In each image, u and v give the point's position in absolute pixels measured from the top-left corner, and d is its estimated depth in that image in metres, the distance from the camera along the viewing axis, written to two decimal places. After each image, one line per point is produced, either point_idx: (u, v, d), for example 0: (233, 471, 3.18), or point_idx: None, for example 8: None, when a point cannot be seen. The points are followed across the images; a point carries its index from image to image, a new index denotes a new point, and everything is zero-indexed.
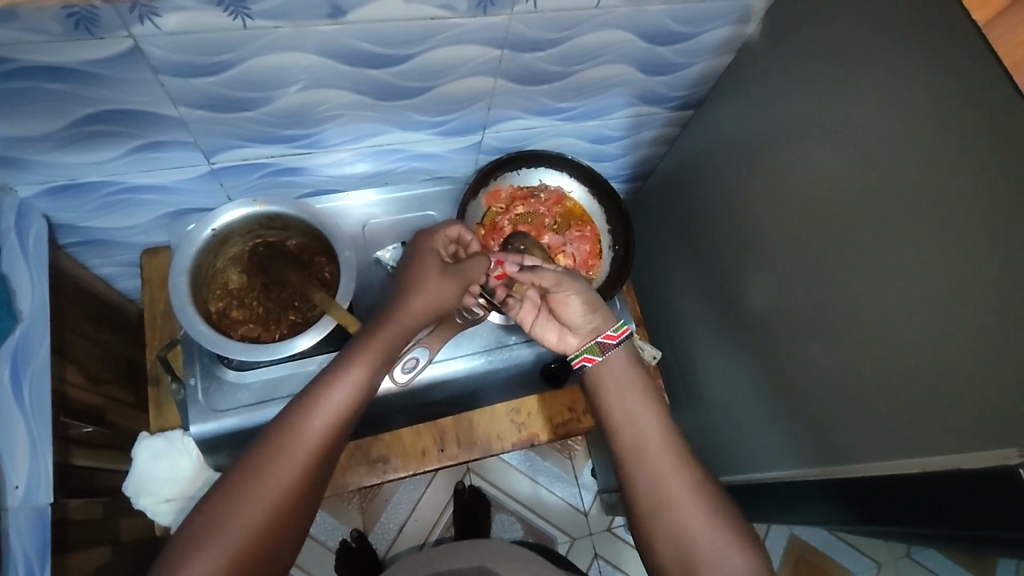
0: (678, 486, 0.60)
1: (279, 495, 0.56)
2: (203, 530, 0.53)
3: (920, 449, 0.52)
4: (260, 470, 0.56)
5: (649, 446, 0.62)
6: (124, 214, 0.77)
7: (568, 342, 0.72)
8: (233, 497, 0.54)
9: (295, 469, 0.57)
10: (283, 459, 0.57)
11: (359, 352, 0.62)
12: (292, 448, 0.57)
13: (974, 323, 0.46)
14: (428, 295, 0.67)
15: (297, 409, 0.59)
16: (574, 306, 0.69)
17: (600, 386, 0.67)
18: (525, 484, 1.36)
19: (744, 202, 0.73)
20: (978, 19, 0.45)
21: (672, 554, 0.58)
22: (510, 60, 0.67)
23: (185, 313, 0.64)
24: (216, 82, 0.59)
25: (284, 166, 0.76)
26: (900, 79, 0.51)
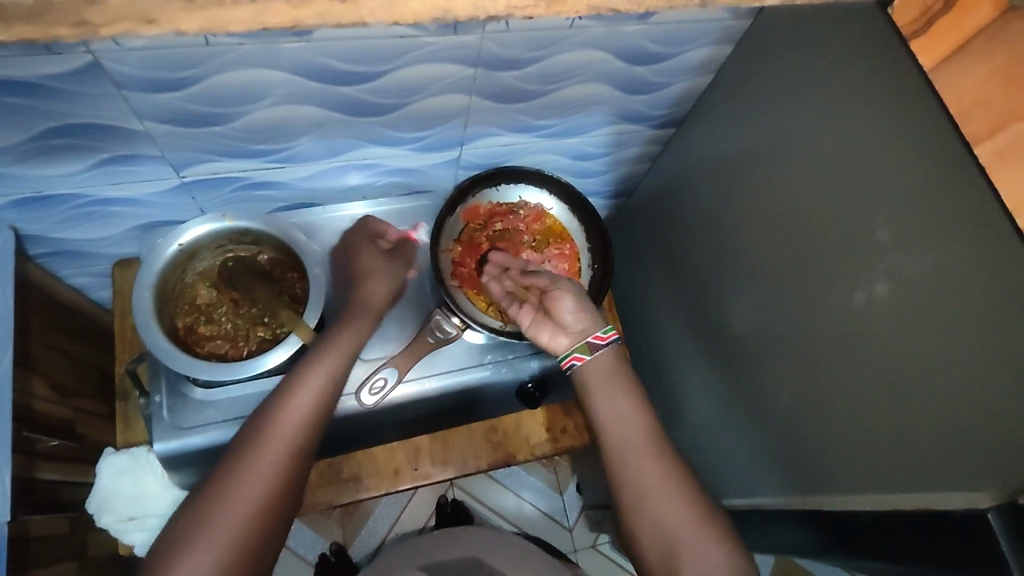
0: (665, 482, 0.63)
1: (262, 492, 0.56)
2: (190, 529, 0.54)
3: (892, 486, 0.51)
4: (241, 465, 0.57)
5: (633, 447, 0.65)
6: (95, 226, 0.76)
7: (559, 343, 0.71)
8: (219, 495, 0.55)
9: (277, 466, 0.58)
10: (265, 456, 0.57)
11: (329, 345, 0.64)
12: (269, 442, 0.58)
13: (941, 361, 0.45)
14: (381, 280, 0.72)
15: (271, 404, 0.60)
16: (573, 303, 0.71)
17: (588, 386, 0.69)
18: (510, 499, 1.35)
19: (721, 224, 0.72)
20: (924, 65, 0.44)
21: (655, 547, 0.61)
22: (484, 78, 0.66)
23: (149, 331, 0.63)
24: (181, 97, 0.58)
25: (257, 179, 0.75)
26: (862, 109, 0.50)
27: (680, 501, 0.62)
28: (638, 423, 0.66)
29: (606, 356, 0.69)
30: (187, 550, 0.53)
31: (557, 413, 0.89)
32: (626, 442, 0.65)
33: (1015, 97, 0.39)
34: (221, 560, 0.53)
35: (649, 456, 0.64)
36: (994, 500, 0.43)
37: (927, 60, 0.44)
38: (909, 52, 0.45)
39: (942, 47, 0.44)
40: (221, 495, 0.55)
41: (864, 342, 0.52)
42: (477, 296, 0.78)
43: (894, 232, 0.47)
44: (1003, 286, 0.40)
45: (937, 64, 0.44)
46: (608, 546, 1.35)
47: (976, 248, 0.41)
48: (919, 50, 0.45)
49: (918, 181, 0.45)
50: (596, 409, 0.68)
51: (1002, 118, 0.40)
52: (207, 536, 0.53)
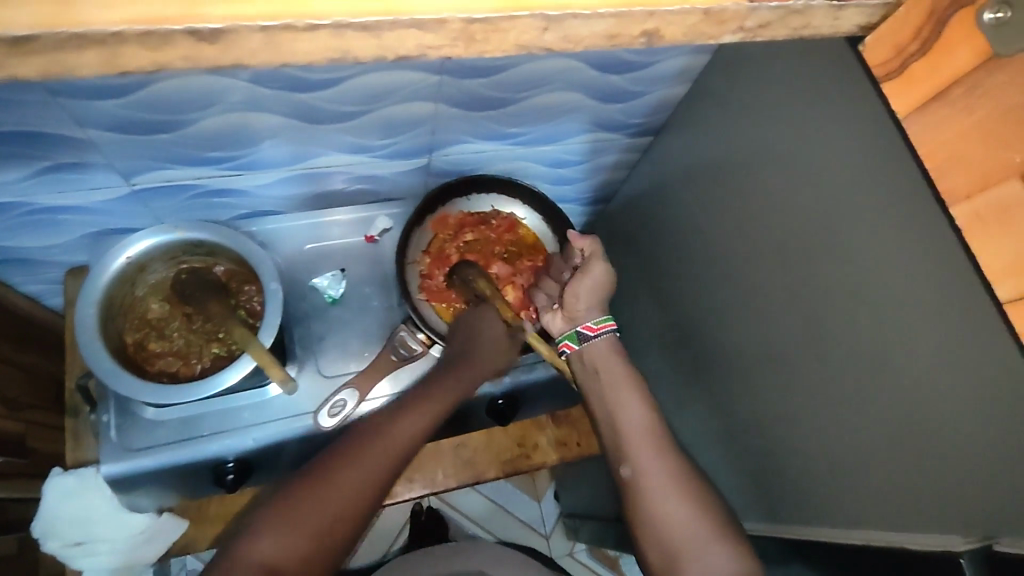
0: (661, 470, 0.61)
1: (352, 502, 0.57)
2: (282, 515, 0.55)
3: (865, 521, 0.50)
4: (344, 465, 0.58)
5: (630, 436, 0.63)
6: (41, 236, 0.71)
7: (557, 322, 0.73)
8: (307, 494, 0.56)
9: (372, 482, 0.59)
10: (360, 468, 0.59)
11: (439, 386, 0.67)
12: (375, 449, 0.60)
13: (913, 400, 0.43)
14: (496, 354, 0.70)
15: (381, 416, 0.64)
16: (583, 285, 0.70)
17: (589, 374, 0.69)
18: (487, 507, 1.32)
19: (695, 240, 0.69)
20: (898, 111, 0.40)
21: (655, 547, 0.59)
22: (451, 86, 0.63)
23: (92, 351, 0.60)
24: (124, 104, 0.55)
25: (213, 187, 0.72)
26: (830, 130, 0.48)
27: (669, 516, 0.59)
28: (637, 414, 0.65)
29: (596, 346, 0.70)
30: (272, 533, 0.54)
31: (529, 428, 0.87)
32: (626, 431, 0.64)
33: (994, 157, 0.34)
34: (298, 553, 0.54)
35: (645, 446, 0.62)
36: (968, 542, 0.42)
37: (901, 104, 0.40)
38: (882, 96, 0.41)
39: (915, 92, 0.39)
40: (309, 494, 0.56)
41: (834, 374, 0.50)
42: (447, 310, 0.75)
43: (865, 262, 0.45)
44: (973, 328, 0.38)
45: (912, 111, 0.39)
46: (585, 554, 1.33)
47: (943, 287, 0.39)
48: (891, 94, 0.40)
49: (889, 210, 0.43)
50: (597, 400, 0.67)
51: (983, 179, 0.35)
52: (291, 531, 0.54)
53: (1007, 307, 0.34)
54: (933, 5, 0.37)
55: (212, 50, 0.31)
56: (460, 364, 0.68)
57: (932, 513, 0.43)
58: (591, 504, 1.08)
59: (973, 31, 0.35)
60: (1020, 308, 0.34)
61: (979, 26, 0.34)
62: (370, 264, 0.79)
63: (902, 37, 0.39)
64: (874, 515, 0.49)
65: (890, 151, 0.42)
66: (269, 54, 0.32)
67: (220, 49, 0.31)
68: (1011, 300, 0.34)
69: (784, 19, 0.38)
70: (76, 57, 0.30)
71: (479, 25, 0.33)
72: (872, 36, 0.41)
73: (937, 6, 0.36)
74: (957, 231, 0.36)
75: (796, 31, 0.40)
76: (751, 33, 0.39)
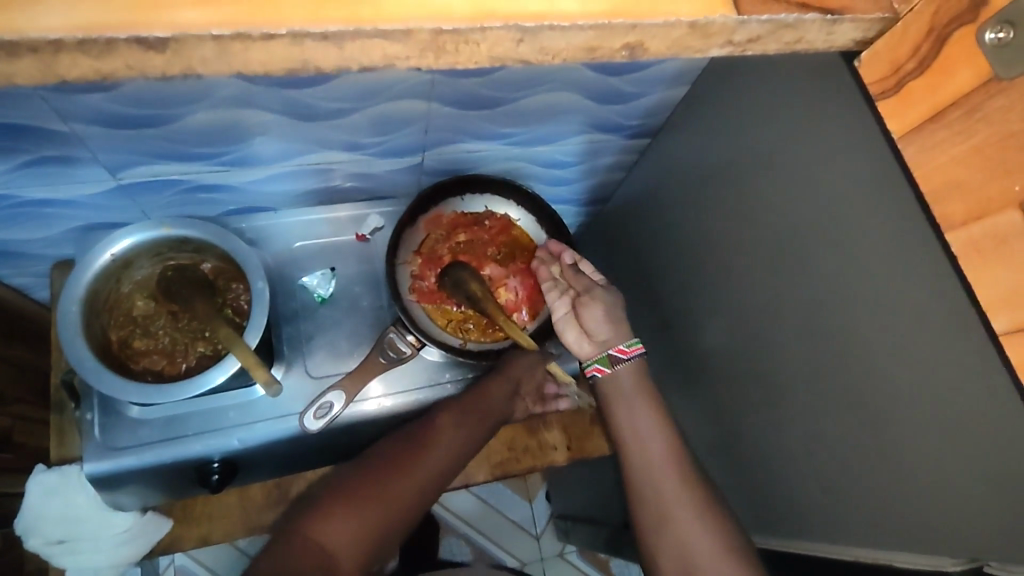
0: (684, 497, 0.60)
1: (420, 488, 0.63)
2: (363, 493, 0.61)
3: (856, 536, 0.49)
4: (415, 454, 0.64)
5: (653, 459, 0.62)
6: (26, 229, 0.70)
7: (584, 348, 0.70)
8: (363, 484, 0.61)
9: (436, 473, 0.65)
10: (411, 461, 0.64)
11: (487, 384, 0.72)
12: (441, 443, 0.66)
13: (905, 421, 0.42)
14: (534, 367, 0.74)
15: (445, 412, 0.69)
16: (596, 313, 0.68)
17: (613, 398, 0.66)
18: (478, 507, 1.31)
19: (689, 246, 0.68)
20: (894, 131, 0.39)
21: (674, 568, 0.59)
22: (443, 85, 0.62)
23: (73, 348, 0.59)
24: (106, 98, 0.53)
25: (201, 183, 0.70)
26: (825, 140, 0.46)
27: (678, 534, 0.59)
28: (659, 439, 0.63)
29: (628, 372, 0.66)
30: (352, 511, 0.59)
31: (520, 431, 0.86)
32: (651, 456, 0.63)
33: (989, 177, 0.33)
34: (376, 527, 0.59)
35: (669, 469, 0.62)
36: (956, 563, 0.43)
37: (895, 124, 0.38)
38: (877, 114, 0.40)
39: (910, 113, 0.37)
40: (366, 486, 0.61)
41: (826, 390, 0.49)
42: (438, 311, 0.74)
43: (859, 277, 0.44)
44: (965, 351, 0.37)
45: (908, 132, 0.38)
46: (575, 555, 1.33)
47: (938, 308, 0.38)
48: (888, 114, 0.39)
49: (883, 226, 0.42)
50: (620, 426, 0.65)
51: (979, 207, 0.34)
52: (354, 514, 0.59)
53: (1003, 338, 0.33)
54: (933, 22, 0.35)
55: (161, 58, 0.32)
56: (499, 378, 0.72)
57: (922, 535, 0.43)
58: (582, 506, 1.08)
59: (974, 51, 0.33)
60: (1014, 339, 0.33)
61: (979, 44, 0.33)
62: (361, 263, 0.78)
63: (900, 53, 0.38)
64: (864, 531, 0.48)
65: (888, 164, 0.41)
66: (221, 64, 0.33)
67: (167, 57, 0.31)
68: (1008, 331, 0.33)
69: (776, 34, 0.38)
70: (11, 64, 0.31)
71: (449, 35, 0.33)
72: (870, 51, 0.40)
73: (937, 22, 0.35)
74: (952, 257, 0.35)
75: (789, 45, 0.39)
76: (741, 47, 0.39)
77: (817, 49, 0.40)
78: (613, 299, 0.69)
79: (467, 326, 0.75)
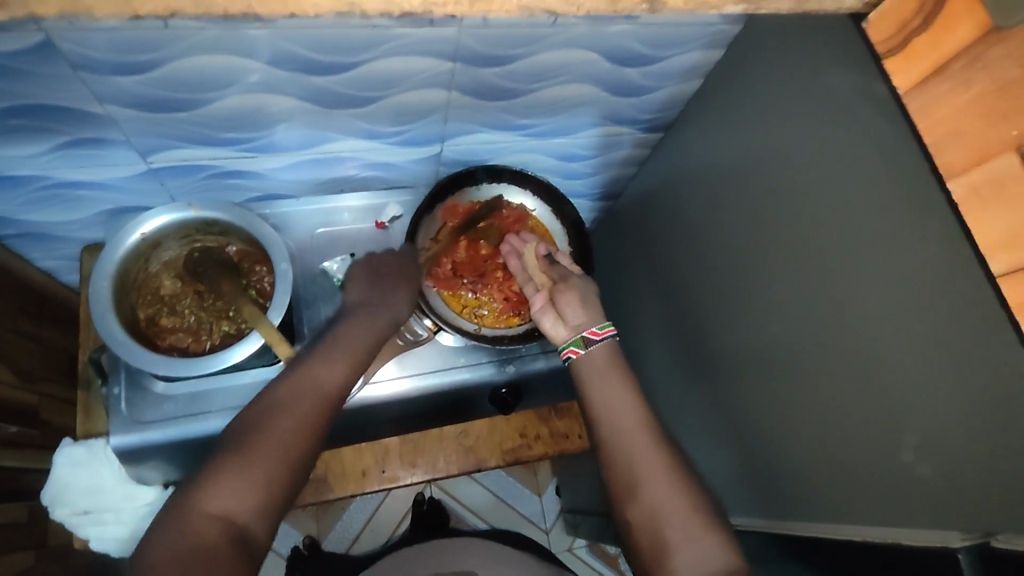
0: (655, 459, 0.60)
1: (287, 447, 0.55)
2: (226, 462, 0.53)
3: (865, 517, 0.50)
4: (276, 412, 0.56)
5: (622, 422, 0.63)
6: (60, 210, 0.73)
7: (559, 333, 0.71)
8: (246, 450, 0.54)
9: (303, 428, 0.57)
10: (270, 447, 0.54)
11: (353, 312, 0.67)
12: (307, 395, 0.58)
13: (914, 391, 0.43)
14: (401, 290, 0.70)
15: (317, 350, 0.62)
16: (570, 299, 0.70)
17: (585, 377, 0.67)
18: (489, 500, 1.33)
19: (702, 235, 0.69)
20: (900, 86, 0.41)
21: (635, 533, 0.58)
22: (464, 74, 0.64)
23: (104, 322, 0.62)
24: (142, 82, 0.56)
25: (227, 168, 0.73)
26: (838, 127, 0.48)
27: (667, 502, 0.58)
28: (630, 407, 0.64)
29: (600, 352, 0.67)
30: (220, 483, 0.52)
31: (532, 418, 0.88)
32: (621, 419, 0.63)
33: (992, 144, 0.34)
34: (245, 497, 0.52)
35: (641, 436, 0.62)
36: (965, 539, 0.41)
37: (900, 81, 0.41)
38: (883, 71, 0.42)
39: (916, 68, 0.40)
40: (256, 449, 0.54)
41: (838, 370, 0.50)
42: (454, 298, 0.76)
43: (869, 254, 0.45)
44: (972, 318, 0.38)
45: (912, 87, 0.40)
46: (585, 551, 1.32)
47: (944, 277, 0.39)
48: (892, 70, 0.42)
49: (893, 202, 0.43)
50: (592, 395, 0.65)
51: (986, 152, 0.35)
52: (240, 486, 0.52)
53: (1001, 280, 0.35)
54: None
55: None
56: (361, 309, 0.67)
57: (932, 508, 0.44)
58: (589, 500, 1.08)
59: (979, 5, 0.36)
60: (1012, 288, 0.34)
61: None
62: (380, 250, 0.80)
63: (906, 10, 0.41)
64: (873, 510, 0.49)
65: (899, 142, 0.42)
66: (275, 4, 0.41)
67: None
68: (1006, 273, 0.35)
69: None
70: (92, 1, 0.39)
71: None
72: (876, 13, 0.43)
73: None
74: (952, 204, 0.38)
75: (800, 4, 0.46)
76: (755, 5, 0.47)
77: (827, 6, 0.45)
78: (591, 288, 0.71)
79: (480, 312, 0.77)
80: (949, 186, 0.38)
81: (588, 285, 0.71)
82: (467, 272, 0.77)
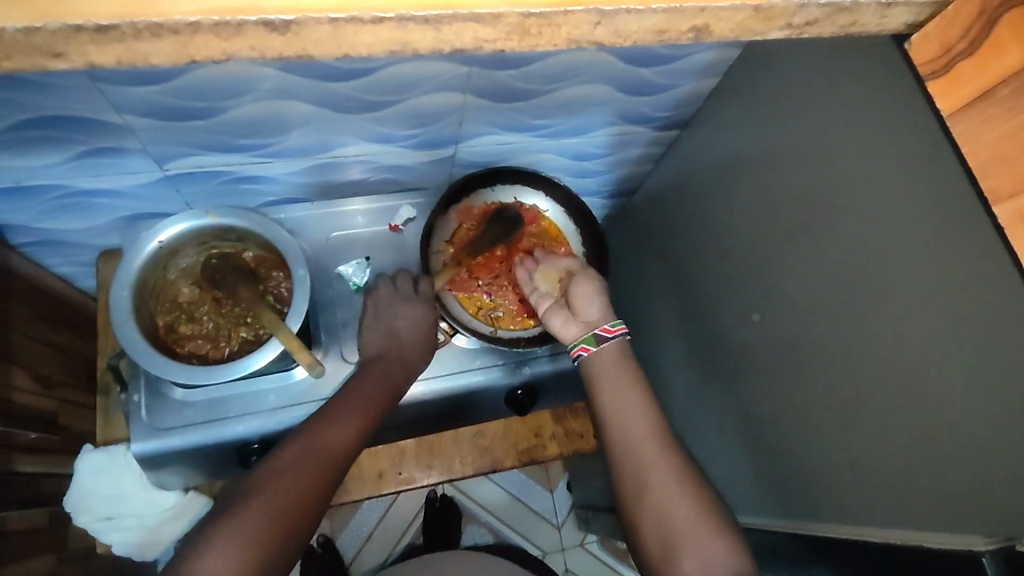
0: (667, 462, 0.61)
1: (291, 503, 0.56)
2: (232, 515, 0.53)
3: (886, 520, 0.50)
4: (283, 468, 0.57)
5: (630, 433, 0.63)
6: (76, 217, 0.73)
7: (569, 330, 0.71)
8: (265, 488, 0.55)
9: (307, 486, 0.57)
10: (272, 501, 0.55)
11: (368, 368, 0.69)
12: (316, 455, 0.59)
13: (938, 397, 0.43)
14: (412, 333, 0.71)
15: (330, 410, 0.64)
16: (584, 292, 0.71)
17: (594, 377, 0.67)
18: (502, 497, 1.33)
19: (719, 234, 0.69)
20: (942, 109, 0.39)
21: (655, 537, 0.58)
22: (480, 77, 0.64)
23: (125, 331, 0.62)
24: (160, 91, 0.56)
25: (243, 174, 0.73)
26: (861, 128, 0.47)
27: (686, 505, 0.58)
28: (639, 413, 0.64)
29: (611, 349, 0.68)
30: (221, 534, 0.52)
31: (547, 418, 0.89)
32: (631, 431, 0.63)
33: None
34: (242, 550, 0.51)
35: (647, 444, 0.62)
36: (988, 543, 0.41)
37: (945, 103, 0.38)
38: (927, 94, 0.40)
39: (962, 91, 0.37)
40: (256, 502, 0.54)
41: (860, 373, 0.50)
42: (469, 300, 0.77)
43: (890, 259, 0.45)
44: (999, 327, 0.38)
45: (957, 110, 0.38)
46: (597, 545, 1.33)
47: (970, 285, 0.39)
48: (936, 93, 0.39)
49: (919, 206, 0.42)
50: (602, 404, 0.66)
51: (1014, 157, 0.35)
52: (239, 540, 0.51)
53: None
54: (982, 4, 0.36)
55: (282, 40, 0.31)
56: (374, 362, 0.69)
57: (956, 511, 0.44)
58: (602, 496, 1.09)
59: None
60: None
61: None
62: (394, 253, 0.80)
63: (950, 35, 0.38)
64: (895, 513, 0.49)
65: (925, 149, 0.41)
66: (333, 46, 0.32)
67: (288, 39, 0.31)
68: None
69: (833, 17, 0.38)
70: (147, 44, 0.30)
71: (535, 18, 0.32)
72: (919, 34, 0.40)
73: (987, 4, 0.35)
74: (986, 207, 0.37)
75: (843, 28, 0.39)
76: (799, 30, 0.38)
77: (869, 31, 0.40)
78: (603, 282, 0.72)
79: (496, 314, 0.77)
80: (994, 211, 0.36)
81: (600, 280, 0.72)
82: (483, 273, 0.77)
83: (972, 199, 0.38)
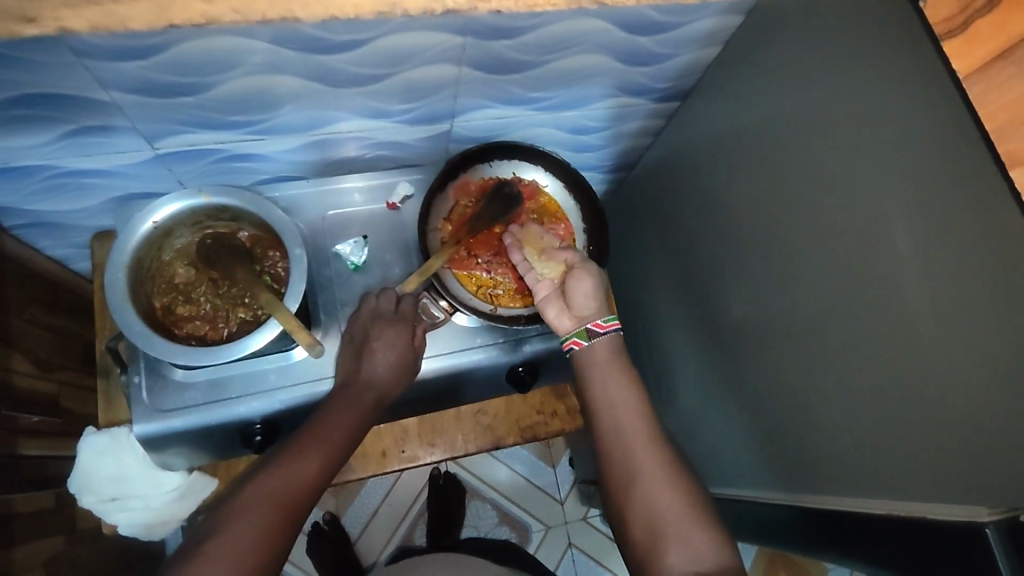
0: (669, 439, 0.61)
1: (258, 540, 0.56)
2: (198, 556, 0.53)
3: (889, 491, 0.50)
4: (249, 505, 0.57)
5: (620, 418, 0.64)
6: (68, 198, 0.72)
7: (564, 322, 0.71)
8: (237, 524, 0.56)
9: (275, 523, 0.57)
10: (238, 540, 0.55)
11: (342, 394, 0.67)
12: (282, 489, 0.59)
13: (942, 369, 0.43)
14: (384, 360, 0.68)
15: (297, 440, 0.63)
16: (583, 286, 0.70)
17: (586, 369, 0.68)
18: (504, 473, 1.35)
19: (720, 208, 0.68)
20: (958, 70, 0.39)
21: (659, 512, 0.58)
22: (475, 48, 0.62)
23: (122, 313, 0.61)
24: (147, 66, 0.54)
25: (235, 151, 0.71)
26: (869, 96, 0.46)
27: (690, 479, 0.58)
28: (631, 400, 0.65)
29: (604, 344, 0.69)
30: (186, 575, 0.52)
31: (549, 395, 0.89)
32: (621, 422, 0.64)
33: None
34: None
35: (644, 428, 0.63)
36: (992, 514, 0.43)
37: (961, 64, 0.39)
38: (941, 54, 0.40)
39: (980, 50, 0.38)
40: (221, 543, 0.54)
41: (863, 344, 0.49)
42: (468, 279, 0.76)
43: (896, 229, 0.45)
44: (1009, 300, 0.38)
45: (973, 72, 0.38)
46: (599, 518, 1.34)
47: (978, 256, 0.39)
48: (952, 52, 0.39)
49: (933, 173, 0.41)
50: (593, 392, 0.67)
51: None
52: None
53: None
54: None
55: None
56: (345, 389, 0.67)
57: (959, 483, 0.44)
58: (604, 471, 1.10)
59: None
60: None
61: None
62: (391, 230, 0.79)
63: None
64: (898, 486, 0.49)
65: (941, 116, 0.41)
66: None
67: None
68: None
69: None
70: None
71: None
72: None
73: None
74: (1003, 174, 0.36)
75: None
76: None
77: None
78: (600, 275, 0.71)
79: (495, 291, 0.76)
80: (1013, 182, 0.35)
81: (598, 273, 0.71)
82: (483, 250, 0.77)
83: (982, 167, 0.38)
